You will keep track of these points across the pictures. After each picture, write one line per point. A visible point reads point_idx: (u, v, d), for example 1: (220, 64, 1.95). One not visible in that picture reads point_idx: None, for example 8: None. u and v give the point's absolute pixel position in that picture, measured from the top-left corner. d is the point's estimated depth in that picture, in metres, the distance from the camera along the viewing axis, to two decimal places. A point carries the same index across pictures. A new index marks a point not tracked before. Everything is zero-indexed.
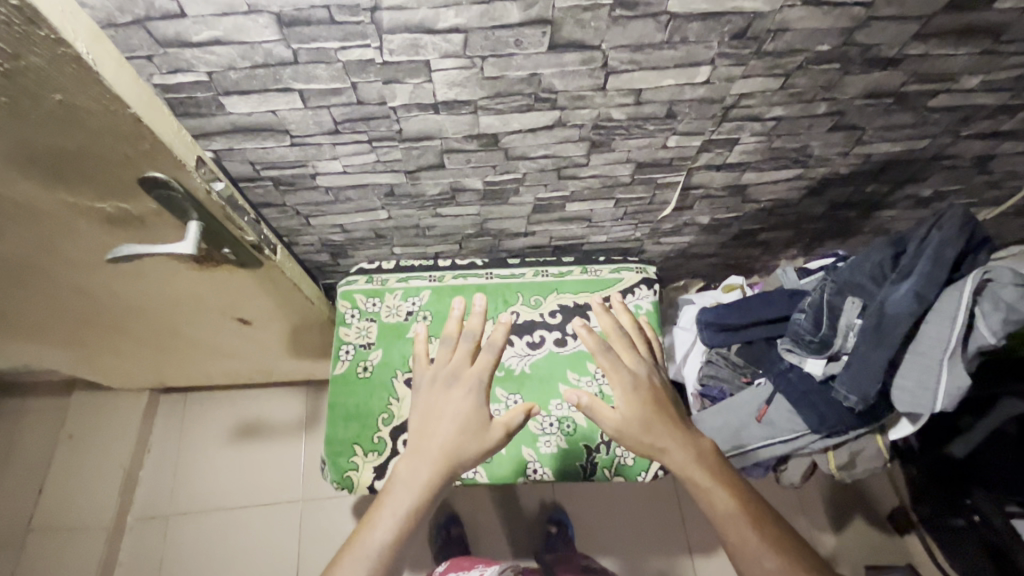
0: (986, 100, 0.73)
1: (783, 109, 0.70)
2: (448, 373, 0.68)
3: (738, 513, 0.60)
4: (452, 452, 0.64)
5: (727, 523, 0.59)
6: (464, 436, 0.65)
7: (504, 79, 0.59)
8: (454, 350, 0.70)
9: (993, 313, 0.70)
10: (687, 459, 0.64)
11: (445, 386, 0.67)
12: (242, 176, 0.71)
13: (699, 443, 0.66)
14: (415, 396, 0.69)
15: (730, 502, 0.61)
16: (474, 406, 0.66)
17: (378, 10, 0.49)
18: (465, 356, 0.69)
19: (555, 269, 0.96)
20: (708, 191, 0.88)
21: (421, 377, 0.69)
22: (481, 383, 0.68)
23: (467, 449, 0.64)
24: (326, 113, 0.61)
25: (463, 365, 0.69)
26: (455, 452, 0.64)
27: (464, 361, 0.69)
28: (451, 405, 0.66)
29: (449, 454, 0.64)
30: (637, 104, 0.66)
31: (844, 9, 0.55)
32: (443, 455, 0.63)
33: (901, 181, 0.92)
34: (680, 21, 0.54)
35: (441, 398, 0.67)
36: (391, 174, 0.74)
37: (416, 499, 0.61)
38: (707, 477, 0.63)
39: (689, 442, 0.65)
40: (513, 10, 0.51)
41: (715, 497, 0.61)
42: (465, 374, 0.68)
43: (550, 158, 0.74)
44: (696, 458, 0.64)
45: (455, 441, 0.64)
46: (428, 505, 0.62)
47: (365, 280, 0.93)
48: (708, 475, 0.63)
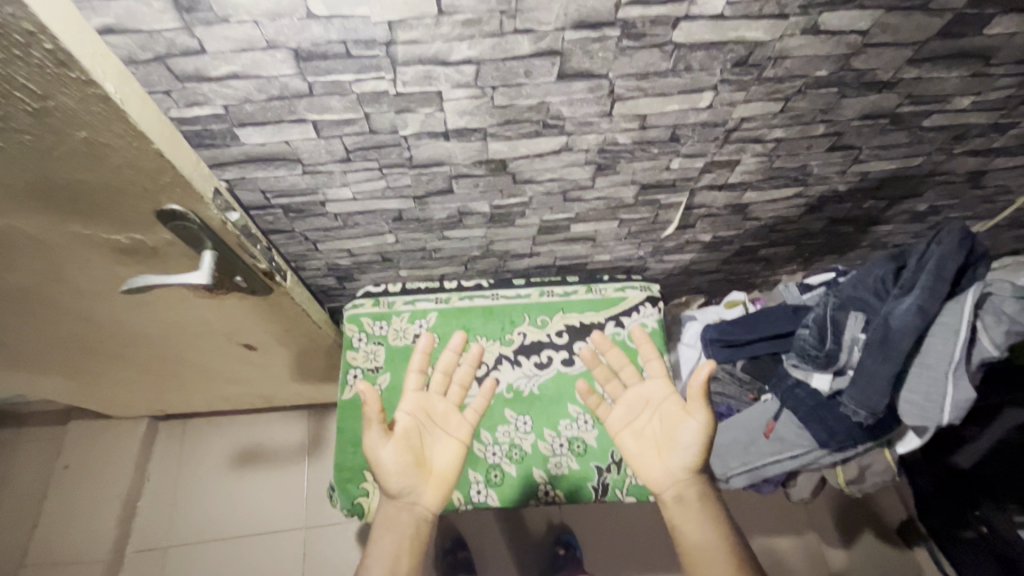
0: (978, 120, 0.75)
1: (783, 131, 0.71)
2: (432, 392, 0.74)
3: (719, 547, 0.63)
4: (406, 485, 0.66)
5: (709, 556, 0.63)
6: (401, 470, 0.66)
7: (513, 107, 0.61)
8: (445, 384, 0.75)
9: (995, 326, 0.72)
10: (692, 492, 0.67)
11: (421, 402, 0.72)
12: (254, 205, 0.72)
13: (701, 477, 0.68)
14: (408, 412, 0.70)
15: (712, 536, 0.64)
16: (403, 426, 0.68)
17: (393, 44, 0.51)
18: (442, 390, 0.75)
19: (560, 288, 0.96)
20: (710, 210, 0.89)
21: (417, 397, 0.72)
22: (437, 392, 0.74)
23: (391, 480, 0.65)
24: (339, 142, 0.62)
25: (431, 398, 0.73)
26: (408, 490, 0.66)
27: (437, 393, 0.74)
28: (411, 419, 0.70)
29: (406, 492, 0.65)
30: (642, 128, 0.67)
31: (841, 37, 0.57)
32: (405, 492, 0.66)
33: (897, 197, 0.94)
34: (684, 50, 0.56)
35: (418, 413, 0.71)
36: (401, 200, 0.75)
37: (392, 538, 0.63)
38: (706, 515, 0.66)
39: (694, 476, 0.68)
40: (525, 42, 0.53)
41: (693, 532, 0.65)
42: (434, 407, 0.73)
43: (556, 182, 0.76)
44: (696, 492, 0.67)
45: (402, 478, 0.65)
46: (414, 542, 0.64)
47: (372, 303, 0.93)
48: (708, 513, 0.66)
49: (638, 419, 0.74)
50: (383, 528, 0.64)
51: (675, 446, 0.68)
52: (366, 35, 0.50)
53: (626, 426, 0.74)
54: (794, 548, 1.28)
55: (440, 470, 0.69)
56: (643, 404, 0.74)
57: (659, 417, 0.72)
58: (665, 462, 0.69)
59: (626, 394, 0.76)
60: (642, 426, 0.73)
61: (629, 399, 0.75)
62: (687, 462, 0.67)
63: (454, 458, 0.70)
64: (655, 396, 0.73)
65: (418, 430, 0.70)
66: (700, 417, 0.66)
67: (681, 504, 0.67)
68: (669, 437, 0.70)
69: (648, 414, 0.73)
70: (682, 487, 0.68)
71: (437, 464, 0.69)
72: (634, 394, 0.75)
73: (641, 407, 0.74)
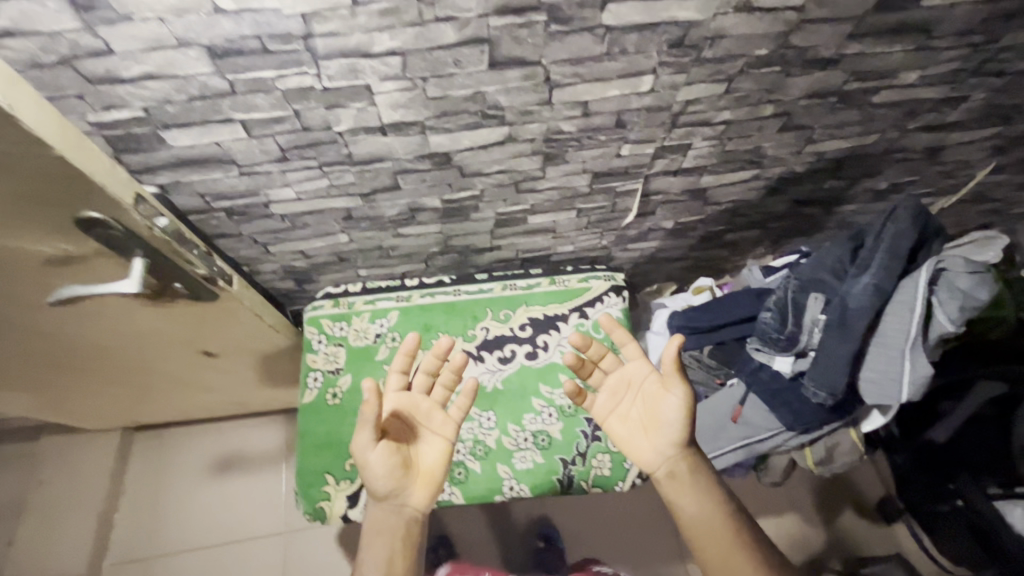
0: (927, 94, 0.74)
1: (731, 113, 0.70)
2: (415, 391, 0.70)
3: (715, 516, 0.66)
4: (399, 485, 0.66)
5: (703, 526, 0.65)
6: (388, 473, 0.65)
7: (448, 99, 0.59)
8: (428, 383, 0.71)
9: (950, 302, 0.72)
10: (683, 469, 0.68)
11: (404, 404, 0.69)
12: (193, 209, 0.70)
13: (692, 454, 0.68)
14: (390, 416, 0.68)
15: (707, 508, 0.66)
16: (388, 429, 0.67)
17: (311, 38, 0.49)
18: (424, 389, 0.71)
19: (523, 282, 0.95)
20: (668, 196, 0.88)
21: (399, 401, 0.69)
22: (419, 392, 0.70)
23: (379, 483, 0.64)
24: (272, 141, 0.61)
25: (414, 398, 0.70)
26: (397, 491, 0.66)
27: (420, 392, 0.70)
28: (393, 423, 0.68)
29: (395, 493, 0.66)
30: (586, 115, 0.66)
31: (777, 13, 0.56)
32: (398, 491, 0.66)
33: (856, 176, 0.93)
34: (617, 34, 0.55)
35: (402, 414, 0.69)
36: (348, 198, 0.73)
37: (387, 537, 0.65)
38: (699, 489, 0.67)
39: (684, 454, 0.68)
40: (448, 30, 0.51)
41: (688, 505, 0.66)
42: (417, 407, 0.70)
43: (506, 173, 0.74)
44: (688, 468, 0.68)
45: (394, 478, 0.65)
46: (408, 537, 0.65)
47: (332, 304, 0.92)
48: (702, 487, 0.67)
49: (622, 403, 0.72)
50: (377, 529, 0.65)
51: (660, 425, 0.68)
52: (281, 29, 0.48)
53: (610, 412, 0.72)
54: (778, 530, 1.28)
55: (427, 469, 0.68)
56: (626, 387, 0.72)
57: (643, 400, 0.70)
58: (653, 442, 0.68)
59: (608, 379, 0.73)
60: (627, 409, 0.71)
61: (611, 384, 0.72)
62: (674, 440, 0.67)
63: (441, 456, 0.69)
64: (637, 378, 0.71)
65: (401, 432, 0.68)
66: (679, 392, 0.66)
67: (674, 480, 0.67)
68: (654, 417, 0.69)
69: (632, 397, 0.71)
70: (673, 464, 0.68)
71: (425, 463, 0.68)
72: (616, 379, 0.72)
73: (623, 391, 0.72)
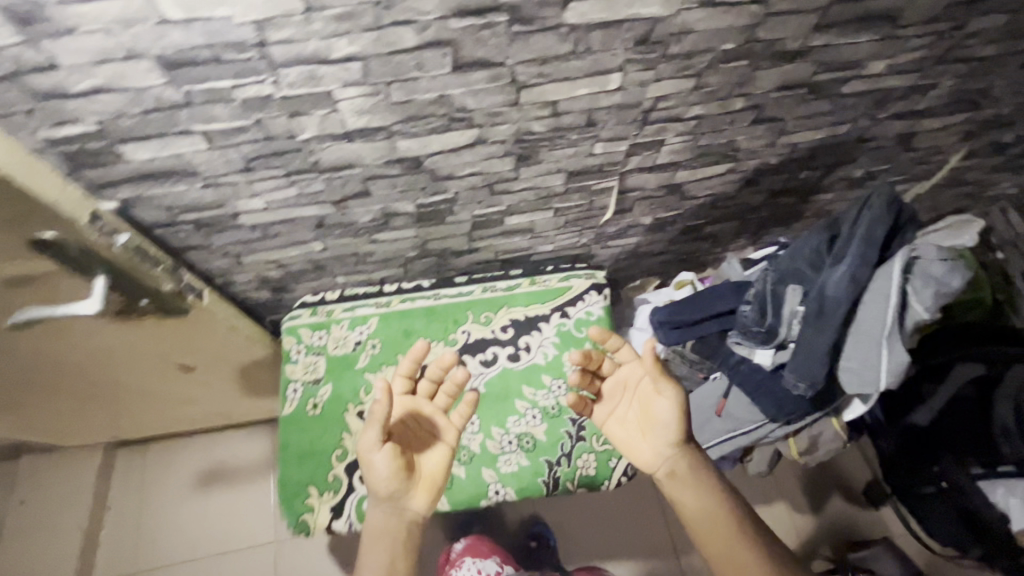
0: (896, 83, 0.74)
1: (702, 108, 0.70)
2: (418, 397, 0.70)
3: (721, 513, 0.64)
4: (397, 491, 0.65)
5: (708, 524, 0.64)
6: (390, 476, 0.64)
7: (413, 103, 0.58)
8: (431, 389, 0.70)
9: (925, 290, 0.73)
10: (684, 467, 0.67)
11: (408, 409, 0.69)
12: (158, 223, 0.68)
13: (694, 451, 0.68)
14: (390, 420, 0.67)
15: (712, 505, 0.65)
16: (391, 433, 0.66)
17: (266, 45, 0.48)
18: (427, 395, 0.70)
19: (503, 283, 0.95)
20: (645, 192, 0.88)
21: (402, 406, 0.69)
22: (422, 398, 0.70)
23: (381, 486, 0.64)
24: (235, 151, 0.59)
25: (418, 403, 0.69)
26: (397, 495, 0.65)
27: (423, 398, 0.70)
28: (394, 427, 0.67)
29: (396, 497, 0.65)
30: (556, 115, 0.65)
31: (741, 7, 0.56)
32: (396, 496, 0.65)
33: (831, 165, 0.93)
34: (581, 32, 0.54)
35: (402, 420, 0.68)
36: (319, 206, 0.72)
37: (386, 542, 0.63)
38: (701, 486, 0.66)
39: (685, 451, 0.67)
40: (407, 34, 0.50)
41: (692, 503, 0.65)
42: (421, 412, 0.69)
43: (478, 176, 0.73)
44: (688, 466, 0.67)
45: (393, 484, 0.64)
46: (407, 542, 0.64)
47: (310, 313, 0.91)
48: (705, 483, 0.66)
49: (619, 406, 0.72)
50: (376, 534, 0.64)
51: (658, 423, 0.67)
52: (234, 37, 0.47)
53: (609, 414, 0.72)
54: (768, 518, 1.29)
55: (428, 474, 0.67)
56: (622, 389, 0.72)
57: (640, 400, 0.70)
58: (652, 443, 0.68)
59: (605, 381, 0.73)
60: (624, 413, 0.71)
61: (608, 386, 0.73)
62: (672, 437, 0.67)
63: (442, 462, 0.68)
64: (634, 379, 0.71)
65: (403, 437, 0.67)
66: (668, 393, 0.66)
67: (676, 479, 0.66)
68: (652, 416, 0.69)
69: (629, 399, 0.71)
70: (675, 462, 0.67)
71: (425, 469, 0.67)
72: (613, 381, 0.72)
73: (619, 393, 0.72)
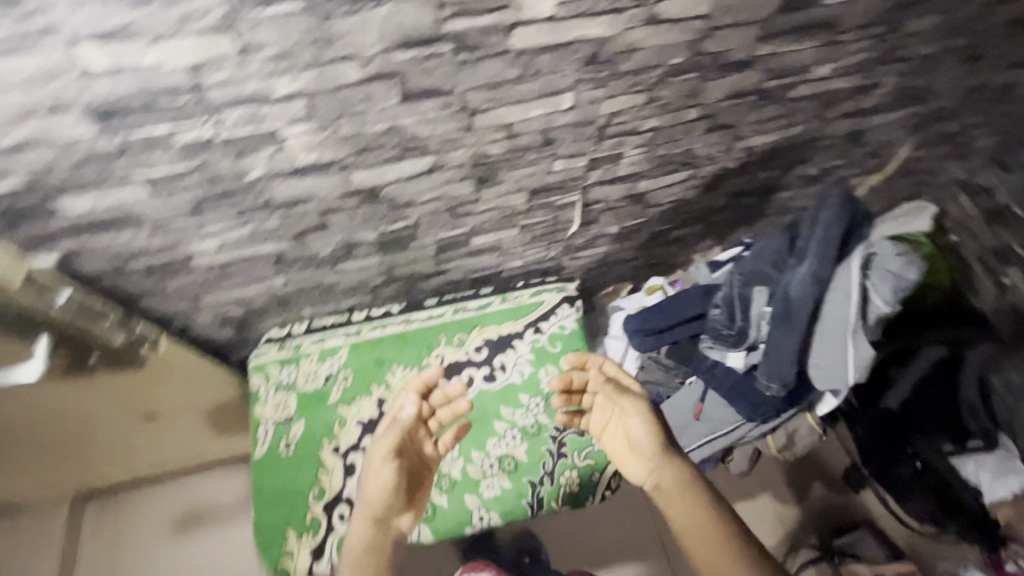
0: (842, 85, 0.76)
1: (656, 120, 0.70)
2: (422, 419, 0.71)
3: (710, 526, 0.61)
4: (389, 508, 0.67)
5: (697, 537, 0.61)
6: (382, 492, 0.66)
7: (363, 135, 0.57)
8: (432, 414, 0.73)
9: (883, 284, 0.74)
10: (671, 481, 0.65)
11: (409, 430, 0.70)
12: (104, 273, 0.65)
13: (681, 463, 0.66)
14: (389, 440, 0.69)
15: (702, 518, 0.62)
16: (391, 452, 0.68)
17: (202, 89, 0.46)
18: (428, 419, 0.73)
19: (474, 303, 0.94)
20: (608, 204, 0.88)
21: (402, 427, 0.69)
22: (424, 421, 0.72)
23: (372, 500, 0.66)
24: (181, 196, 0.57)
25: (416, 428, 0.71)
26: (385, 512, 0.66)
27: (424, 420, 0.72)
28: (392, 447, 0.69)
29: (384, 513, 0.66)
30: (512, 137, 0.65)
31: (685, 23, 0.56)
32: (387, 517, 0.66)
33: (787, 165, 0.95)
34: (528, 56, 0.54)
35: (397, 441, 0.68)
36: (275, 242, 0.70)
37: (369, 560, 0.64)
38: (688, 498, 0.63)
39: (667, 462, 0.66)
40: (349, 69, 0.49)
41: (681, 517, 0.62)
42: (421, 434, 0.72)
43: (439, 201, 0.72)
44: (674, 478, 0.65)
45: (387, 501, 0.66)
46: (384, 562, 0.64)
47: (277, 349, 0.88)
48: (693, 495, 0.63)
49: (612, 420, 0.71)
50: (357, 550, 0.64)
51: (639, 434, 0.69)
52: (166, 83, 0.45)
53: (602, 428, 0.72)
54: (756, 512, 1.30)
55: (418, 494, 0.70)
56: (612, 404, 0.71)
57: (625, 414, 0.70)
58: (637, 458, 0.68)
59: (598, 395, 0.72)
60: (617, 430, 0.70)
61: (601, 400, 0.72)
62: (652, 448, 0.67)
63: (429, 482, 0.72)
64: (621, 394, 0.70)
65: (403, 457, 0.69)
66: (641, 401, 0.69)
67: (662, 492, 0.65)
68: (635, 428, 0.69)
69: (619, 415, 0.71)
70: (659, 474, 0.66)
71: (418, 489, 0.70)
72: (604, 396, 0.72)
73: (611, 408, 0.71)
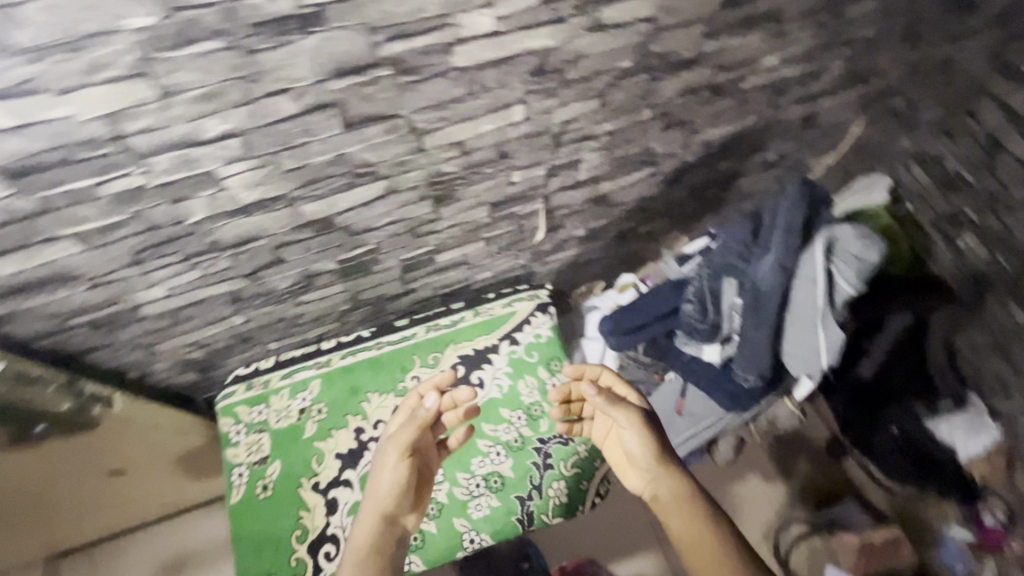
0: (791, 73, 0.77)
1: (612, 123, 0.69)
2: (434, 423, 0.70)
3: (708, 537, 0.59)
4: (399, 506, 0.64)
5: (695, 550, 0.59)
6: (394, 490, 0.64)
7: (308, 167, 0.54)
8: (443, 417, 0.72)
9: (847, 268, 0.76)
10: (668, 493, 0.64)
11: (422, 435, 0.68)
12: (45, 331, 0.62)
13: (676, 473, 0.65)
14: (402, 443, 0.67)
15: (698, 529, 0.60)
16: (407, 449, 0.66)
17: (124, 137, 0.44)
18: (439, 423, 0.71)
19: (446, 320, 0.92)
20: (572, 208, 0.87)
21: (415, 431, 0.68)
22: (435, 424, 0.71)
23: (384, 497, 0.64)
24: (118, 247, 0.54)
25: (435, 426, 0.70)
26: (393, 514, 0.64)
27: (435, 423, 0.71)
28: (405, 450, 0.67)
29: (393, 515, 0.64)
30: (465, 154, 0.63)
31: (629, 26, 0.55)
32: (394, 517, 0.64)
33: (747, 154, 0.95)
34: (473, 72, 0.52)
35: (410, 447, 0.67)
36: (229, 282, 0.67)
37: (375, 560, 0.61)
38: (686, 510, 0.62)
39: (665, 472, 0.65)
40: (284, 103, 0.47)
41: (680, 529, 0.61)
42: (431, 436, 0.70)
43: (398, 223, 0.70)
44: (670, 489, 0.64)
45: (398, 498, 0.64)
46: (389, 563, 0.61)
47: (245, 388, 0.85)
48: (690, 506, 0.62)
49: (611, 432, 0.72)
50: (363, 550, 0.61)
51: (636, 444, 0.67)
52: (83, 134, 0.42)
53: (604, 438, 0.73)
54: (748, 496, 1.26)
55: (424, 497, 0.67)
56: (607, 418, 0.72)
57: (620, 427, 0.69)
58: (637, 469, 0.67)
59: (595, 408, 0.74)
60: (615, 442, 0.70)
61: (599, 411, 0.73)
62: (648, 458, 0.66)
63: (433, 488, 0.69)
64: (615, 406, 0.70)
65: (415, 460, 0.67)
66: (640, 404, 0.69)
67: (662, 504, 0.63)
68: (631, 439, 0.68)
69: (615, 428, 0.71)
70: (658, 486, 0.65)
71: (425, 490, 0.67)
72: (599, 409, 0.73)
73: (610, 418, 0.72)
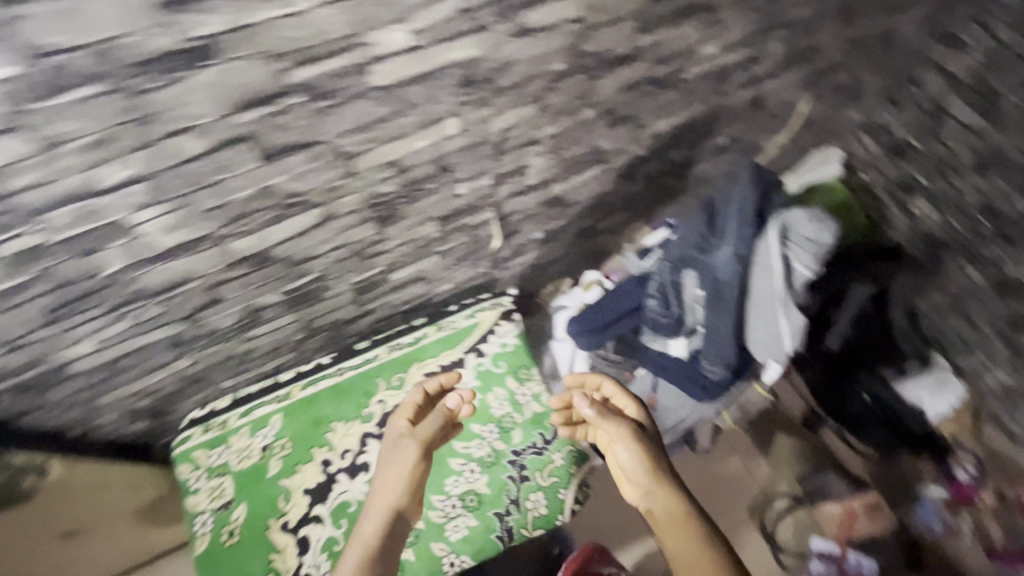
0: (732, 59, 0.75)
1: (554, 126, 0.67)
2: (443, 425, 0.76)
3: (700, 553, 0.58)
4: (406, 501, 0.70)
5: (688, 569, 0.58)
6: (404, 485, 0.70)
7: (230, 205, 0.51)
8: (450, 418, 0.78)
9: (802, 251, 0.78)
10: (661, 509, 0.63)
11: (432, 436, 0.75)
12: None
13: (670, 488, 0.64)
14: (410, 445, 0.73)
15: (689, 544, 0.59)
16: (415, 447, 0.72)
17: (10, 196, 0.41)
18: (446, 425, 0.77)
19: (408, 336, 0.89)
20: (527, 212, 0.85)
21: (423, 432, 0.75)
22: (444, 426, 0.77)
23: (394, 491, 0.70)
24: (31, 306, 0.51)
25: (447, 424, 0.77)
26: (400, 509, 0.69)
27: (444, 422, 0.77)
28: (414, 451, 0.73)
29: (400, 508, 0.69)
30: (403, 172, 0.60)
31: (556, 28, 0.53)
32: (400, 512, 0.69)
33: (700, 141, 0.94)
34: (395, 90, 0.49)
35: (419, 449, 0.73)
36: (164, 328, 0.63)
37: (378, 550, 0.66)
38: (679, 526, 0.61)
39: (658, 487, 0.64)
40: (188, 142, 0.43)
41: (674, 544, 0.60)
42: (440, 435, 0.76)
43: (342, 248, 0.67)
44: (664, 504, 0.63)
45: (405, 492, 0.70)
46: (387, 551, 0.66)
47: (201, 430, 0.81)
48: (683, 521, 0.61)
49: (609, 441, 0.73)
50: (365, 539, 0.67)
51: (630, 459, 0.67)
52: None
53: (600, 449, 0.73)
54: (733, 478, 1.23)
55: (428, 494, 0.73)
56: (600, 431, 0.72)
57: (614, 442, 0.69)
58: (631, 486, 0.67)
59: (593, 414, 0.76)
60: (610, 455, 0.70)
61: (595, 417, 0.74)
62: (641, 473, 0.66)
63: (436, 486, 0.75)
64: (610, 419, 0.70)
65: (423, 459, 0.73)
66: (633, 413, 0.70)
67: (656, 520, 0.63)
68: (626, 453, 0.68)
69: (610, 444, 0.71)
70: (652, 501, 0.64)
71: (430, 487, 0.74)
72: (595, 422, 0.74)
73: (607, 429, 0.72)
